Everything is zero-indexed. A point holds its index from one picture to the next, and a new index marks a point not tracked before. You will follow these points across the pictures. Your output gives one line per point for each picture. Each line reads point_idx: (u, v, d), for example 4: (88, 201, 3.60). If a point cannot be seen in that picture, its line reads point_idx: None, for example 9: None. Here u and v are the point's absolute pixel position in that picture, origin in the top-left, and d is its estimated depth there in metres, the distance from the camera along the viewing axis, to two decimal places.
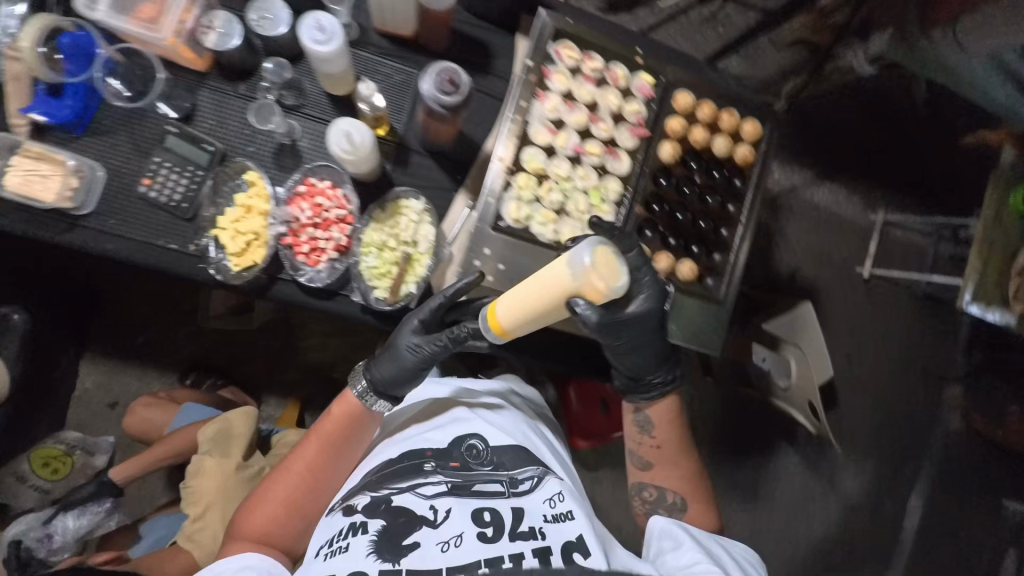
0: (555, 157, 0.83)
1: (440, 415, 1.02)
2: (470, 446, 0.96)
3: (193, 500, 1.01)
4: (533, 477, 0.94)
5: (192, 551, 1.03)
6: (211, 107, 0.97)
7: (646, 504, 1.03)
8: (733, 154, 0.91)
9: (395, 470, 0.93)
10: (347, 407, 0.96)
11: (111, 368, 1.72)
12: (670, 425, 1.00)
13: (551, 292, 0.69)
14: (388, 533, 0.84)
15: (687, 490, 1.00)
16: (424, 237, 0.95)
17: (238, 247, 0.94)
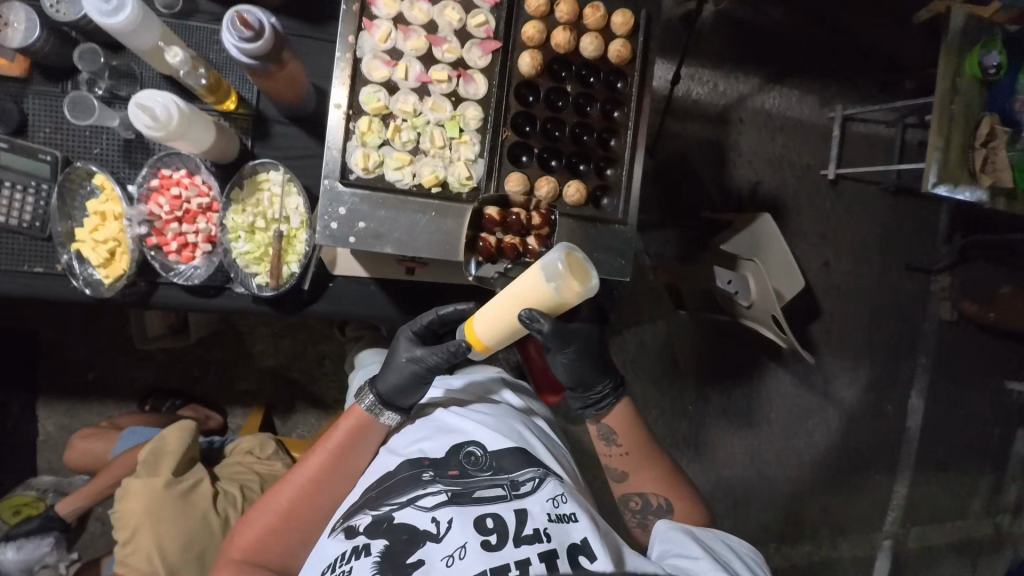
0: (399, 92, 0.75)
1: (430, 421, 0.88)
2: (467, 452, 0.82)
3: (120, 523, 1.01)
4: (534, 479, 0.80)
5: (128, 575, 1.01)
6: (41, 112, 0.88)
7: (633, 517, 0.93)
8: (606, 54, 0.81)
9: (393, 483, 0.80)
10: (357, 416, 0.88)
11: (67, 410, 1.67)
12: (634, 432, 0.90)
13: (523, 299, 0.66)
14: (391, 554, 0.73)
15: (667, 490, 0.90)
16: (294, 210, 0.88)
17: (102, 257, 0.87)
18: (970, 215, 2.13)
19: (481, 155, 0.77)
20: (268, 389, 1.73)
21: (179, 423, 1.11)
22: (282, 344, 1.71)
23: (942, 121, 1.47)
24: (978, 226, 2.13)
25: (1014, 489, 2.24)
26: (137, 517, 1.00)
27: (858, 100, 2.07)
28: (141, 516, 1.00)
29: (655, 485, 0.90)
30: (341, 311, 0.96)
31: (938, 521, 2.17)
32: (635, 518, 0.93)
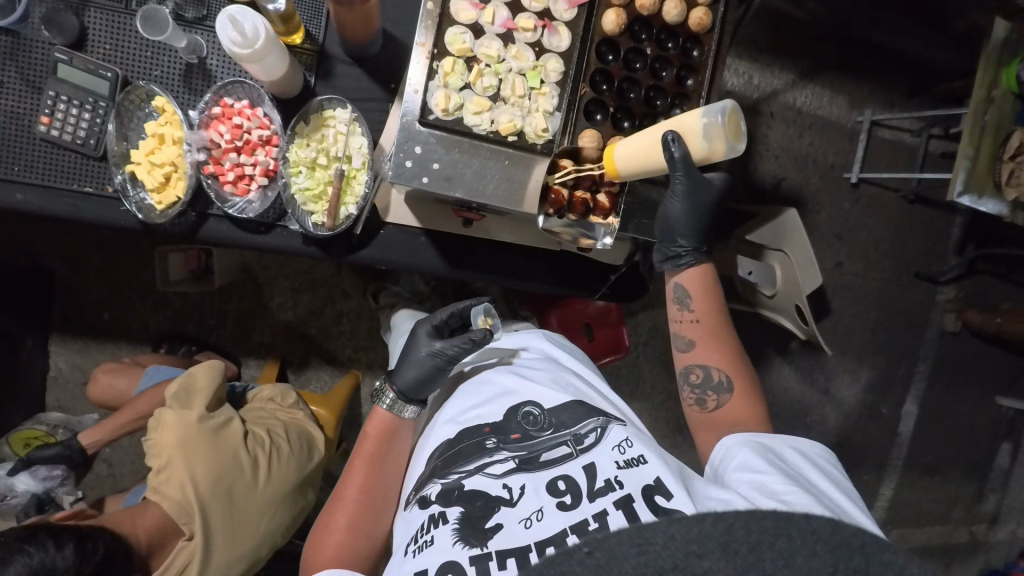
0: (483, 37, 0.75)
1: (486, 386, 0.91)
2: (525, 414, 0.84)
3: (154, 453, 1.03)
4: (596, 429, 0.82)
5: (160, 502, 1.02)
6: (102, 28, 0.86)
7: (690, 394, 0.89)
8: (687, 20, 0.80)
9: (458, 451, 0.82)
10: (381, 420, 0.94)
11: (79, 347, 1.65)
12: (708, 300, 0.91)
13: (678, 124, 0.70)
14: (469, 520, 0.75)
15: (730, 368, 0.88)
16: (356, 149, 0.87)
17: (156, 181, 0.85)
18: (981, 229, 2.18)
19: (558, 109, 0.77)
20: (283, 342, 1.72)
21: (204, 365, 1.12)
22: (301, 298, 1.71)
23: (974, 129, 1.49)
24: (989, 241, 2.18)
25: (993, 499, 2.32)
26: (169, 445, 1.02)
27: (887, 105, 2.09)
28: (174, 448, 1.02)
29: (721, 356, 0.89)
30: (388, 259, 0.96)
31: (919, 522, 2.25)
32: (693, 396, 0.89)
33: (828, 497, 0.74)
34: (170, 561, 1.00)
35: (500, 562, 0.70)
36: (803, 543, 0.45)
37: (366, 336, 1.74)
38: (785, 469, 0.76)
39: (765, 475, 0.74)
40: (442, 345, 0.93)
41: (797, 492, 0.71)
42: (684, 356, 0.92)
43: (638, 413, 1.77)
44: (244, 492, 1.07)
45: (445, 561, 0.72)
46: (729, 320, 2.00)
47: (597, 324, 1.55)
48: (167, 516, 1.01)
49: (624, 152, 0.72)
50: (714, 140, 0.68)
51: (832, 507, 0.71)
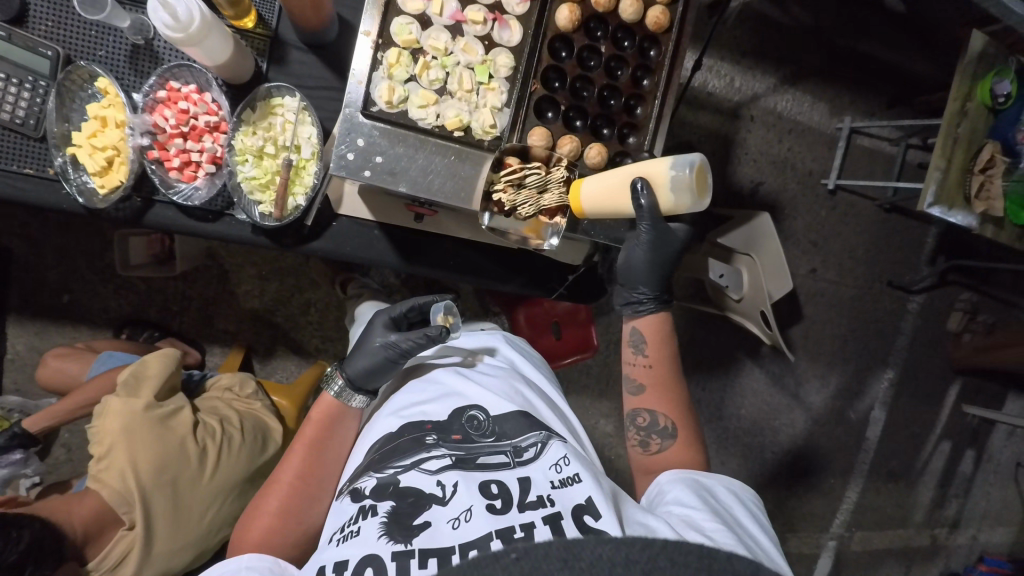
0: (431, 29, 0.73)
1: (434, 386, 0.91)
2: (470, 416, 0.85)
3: (97, 439, 1.02)
4: (537, 443, 0.83)
5: (99, 490, 1.02)
6: (43, 3, 0.83)
7: (635, 436, 0.92)
8: (644, 19, 0.79)
9: (398, 446, 0.82)
10: (326, 407, 0.93)
11: (39, 329, 1.62)
12: (665, 347, 0.94)
13: (644, 170, 0.71)
14: (397, 515, 0.74)
15: (676, 416, 0.92)
16: (306, 138, 0.85)
17: (98, 165, 0.83)
18: (953, 240, 2.20)
19: (508, 105, 0.76)
20: (249, 332, 1.70)
21: (159, 353, 1.12)
22: (269, 287, 1.69)
23: (947, 141, 1.49)
24: (960, 252, 2.21)
25: (954, 505, 2.36)
26: (112, 431, 1.02)
27: (867, 114, 2.09)
28: (117, 435, 1.02)
29: (667, 404, 0.92)
30: (341, 251, 0.95)
31: (881, 527, 2.29)
32: (637, 438, 0.92)
33: (751, 536, 0.77)
34: (107, 551, 1.02)
35: (421, 561, 0.70)
36: None
37: (335, 327, 1.73)
38: (715, 507, 0.80)
39: (694, 510, 0.77)
40: (398, 338, 0.92)
41: (721, 529, 0.75)
42: (634, 399, 0.94)
43: (605, 412, 1.78)
44: (190, 485, 1.06)
45: (366, 554, 0.71)
46: (700, 322, 2.02)
47: (566, 323, 1.54)
48: (106, 504, 1.01)
49: (591, 191, 0.73)
50: (681, 194, 0.70)
51: (751, 546, 0.75)
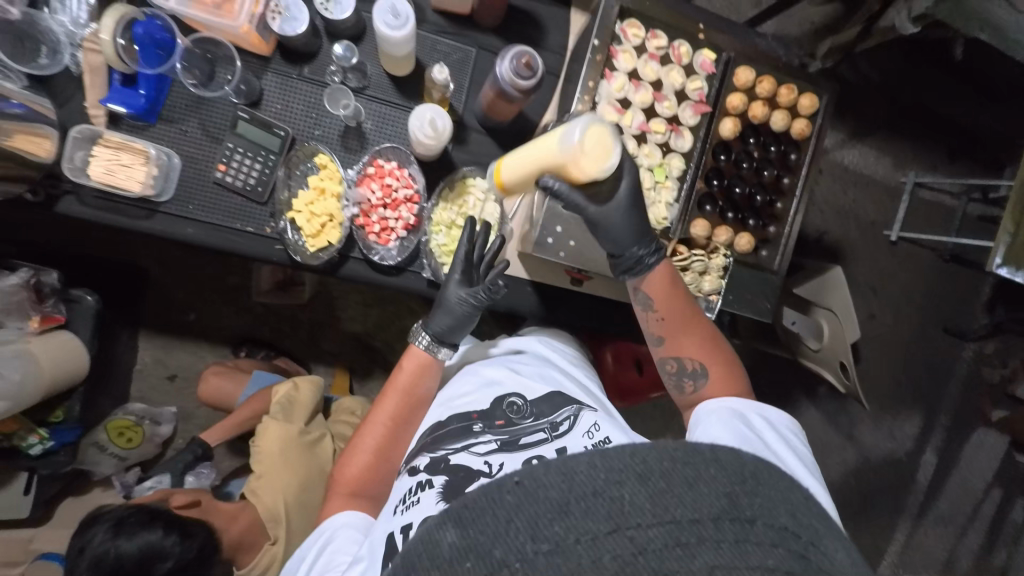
0: (622, 136, 0.89)
1: (476, 377, 0.99)
2: (510, 402, 0.91)
3: (260, 460, 1.17)
4: (571, 416, 0.88)
5: (255, 505, 1.14)
6: (276, 90, 0.99)
7: (671, 381, 0.89)
8: (789, 129, 0.97)
9: (447, 432, 0.89)
10: (417, 359, 0.97)
11: (165, 344, 1.76)
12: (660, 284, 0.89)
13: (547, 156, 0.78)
14: (452, 490, 0.80)
15: (706, 357, 0.87)
16: (490, 214, 1.00)
17: (314, 229, 0.98)
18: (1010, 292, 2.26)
19: (677, 200, 0.92)
20: (350, 354, 1.84)
21: (304, 378, 1.28)
22: (371, 313, 1.83)
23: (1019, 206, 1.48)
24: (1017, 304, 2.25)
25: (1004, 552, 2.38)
26: (272, 454, 1.17)
27: (930, 168, 2.16)
28: (275, 453, 1.18)
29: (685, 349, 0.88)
30: (499, 303, 1.08)
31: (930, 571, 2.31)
32: (672, 385, 0.89)
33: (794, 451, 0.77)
34: (256, 561, 1.12)
35: None
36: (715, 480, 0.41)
37: None
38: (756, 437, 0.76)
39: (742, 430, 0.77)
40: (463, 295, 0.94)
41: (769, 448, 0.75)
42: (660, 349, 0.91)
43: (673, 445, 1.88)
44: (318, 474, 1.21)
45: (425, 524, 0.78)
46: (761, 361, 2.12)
47: (649, 362, 1.65)
48: (258, 518, 1.13)
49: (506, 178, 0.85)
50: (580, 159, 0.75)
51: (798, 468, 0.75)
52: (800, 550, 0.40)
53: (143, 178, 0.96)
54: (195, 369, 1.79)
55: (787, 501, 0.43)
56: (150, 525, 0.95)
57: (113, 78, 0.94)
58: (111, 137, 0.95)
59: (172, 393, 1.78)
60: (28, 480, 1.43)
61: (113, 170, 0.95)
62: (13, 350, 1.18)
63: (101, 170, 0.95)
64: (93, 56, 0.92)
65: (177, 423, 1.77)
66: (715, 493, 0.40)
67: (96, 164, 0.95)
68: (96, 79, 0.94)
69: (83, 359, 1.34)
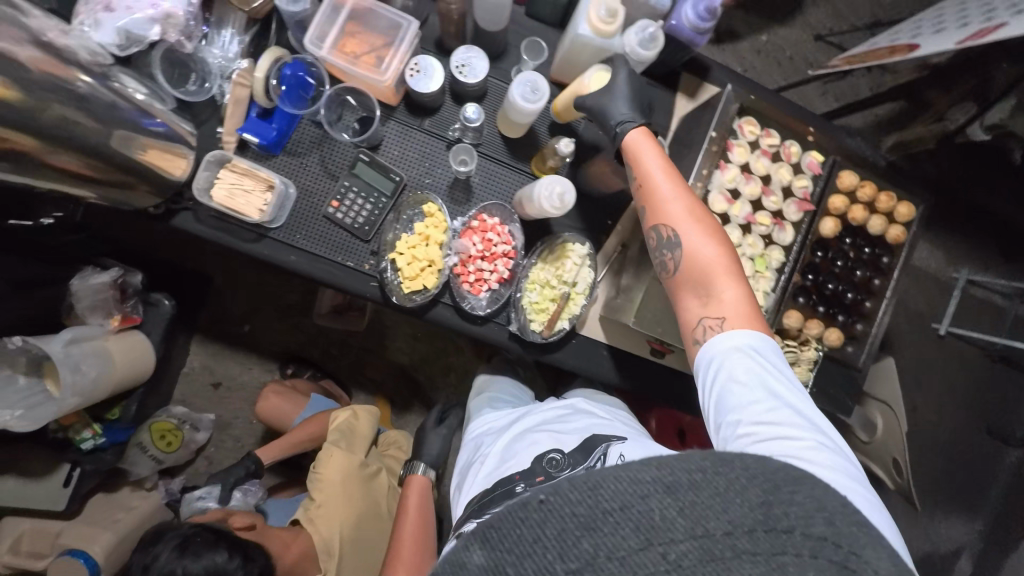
0: (728, 224, 0.92)
1: (517, 443, 0.99)
2: (549, 458, 0.91)
3: (319, 485, 1.18)
4: (602, 455, 0.89)
5: (312, 534, 1.14)
6: (396, 137, 1.04)
7: (658, 260, 0.84)
8: (884, 232, 1.00)
9: (494, 497, 0.90)
10: (417, 485, 1.26)
11: (216, 351, 1.78)
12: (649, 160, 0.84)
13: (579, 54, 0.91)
14: None
15: (688, 224, 0.81)
16: (583, 278, 1.03)
17: (413, 272, 1.01)
18: None
19: (773, 291, 0.94)
20: (392, 384, 1.85)
21: (363, 408, 1.30)
22: (418, 346, 1.85)
23: None
24: None
25: None
26: (333, 481, 1.19)
27: (982, 266, 2.07)
28: (336, 482, 1.19)
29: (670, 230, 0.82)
30: (575, 364, 1.10)
31: None
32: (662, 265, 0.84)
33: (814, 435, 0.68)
34: None
35: None
36: (733, 489, 0.46)
37: (468, 393, 1.85)
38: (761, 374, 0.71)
39: (742, 392, 0.70)
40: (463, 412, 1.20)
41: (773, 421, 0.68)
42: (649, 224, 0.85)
43: None
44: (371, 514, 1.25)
45: None
46: None
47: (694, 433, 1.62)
48: (313, 546, 1.13)
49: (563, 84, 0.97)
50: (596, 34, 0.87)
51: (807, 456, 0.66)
52: (843, 560, 0.45)
53: (259, 205, 0.99)
54: (240, 379, 1.80)
55: (821, 507, 0.47)
56: (215, 545, 0.96)
57: (250, 112, 0.99)
58: (237, 163, 0.99)
59: (214, 400, 1.79)
60: (69, 474, 1.37)
61: (233, 194, 0.99)
62: (95, 347, 1.21)
63: (223, 193, 0.99)
64: (239, 90, 0.96)
65: (214, 431, 1.77)
66: (747, 500, 0.46)
67: (219, 187, 0.99)
68: (236, 109, 0.97)
69: (148, 360, 1.36)
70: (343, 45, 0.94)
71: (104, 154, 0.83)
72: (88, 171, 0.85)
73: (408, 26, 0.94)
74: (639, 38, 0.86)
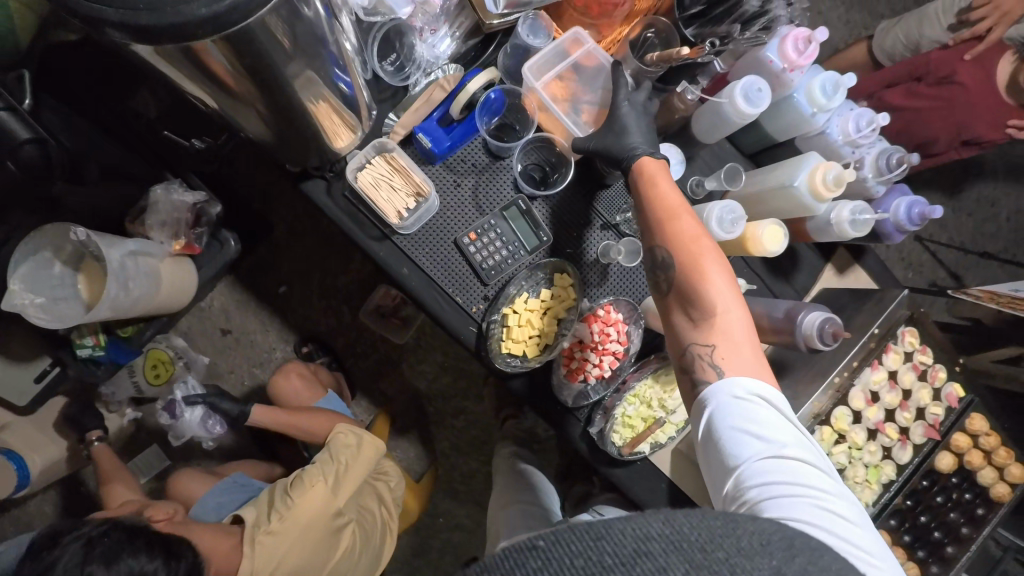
0: (858, 423, 0.88)
1: None
2: None
3: (290, 511, 1.15)
4: None
5: (251, 558, 1.11)
6: (558, 196, 0.99)
7: (676, 324, 0.75)
8: (988, 484, 0.96)
9: None
10: None
11: (242, 299, 1.67)
12: (663, 179, 0.79)
13: (782, 197, 0.88)
14: None
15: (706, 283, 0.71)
16: (682, 410, 0.99)
17: (520, 336, 0.96)
18: None
19: (873, 505, 0.90)
20: (400, 403, 1.75)
21: (370, 445, 1.27)
22: (442, 376, 1.76)
23: None
24: None
25: None
26: (308, 512, 1.16)
27: None
28: (301, 522, 1.16)
29: (698, 273, 0.72)
30: (633, 487, 1.03)
31: None
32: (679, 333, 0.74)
33: (838, 485, 0.65)
34: None
35: None
36: (743, 554, 0.44)
37: (469, 439, 1.77)
38: (769, 429, 0.65)
39: (760, 443, 0.64)
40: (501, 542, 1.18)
41: (798, 469, 0.63)
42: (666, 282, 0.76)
43: None
44: (321, 561, 1.19)
45: None
46: None
47: None
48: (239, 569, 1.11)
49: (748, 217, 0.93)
50: (811, 181, 0.83)
51: (852, 518, 0.60)
52: None
53: (400, 207, 0.94)
54: (253, 337, 1.68)
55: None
56: (149, 552, 0.91)
57: (432, 114, 0.94)
58: (397, 158, 0.94)
59: (217, 349, 1.66)
60: (46, 370, 1.27)
61: (378, 186, 0.93)
62: (149, 266, 1.08)
63: (369, 179, 0.93)
64: (435, 92, 0.92)
65: (202, 380, 1.63)
66: (757, 570, 0.43)
67: (368, 172, 0.93)
68: (422, 107, 0.92)
69: (189, 293, 1.24)
70: (552, 86, 0.90)
71: (278, 86, 0.68)
72: (228, 79, 0.66)
73: (618, 90, 0.85)
74: (853, 216, 0.85)
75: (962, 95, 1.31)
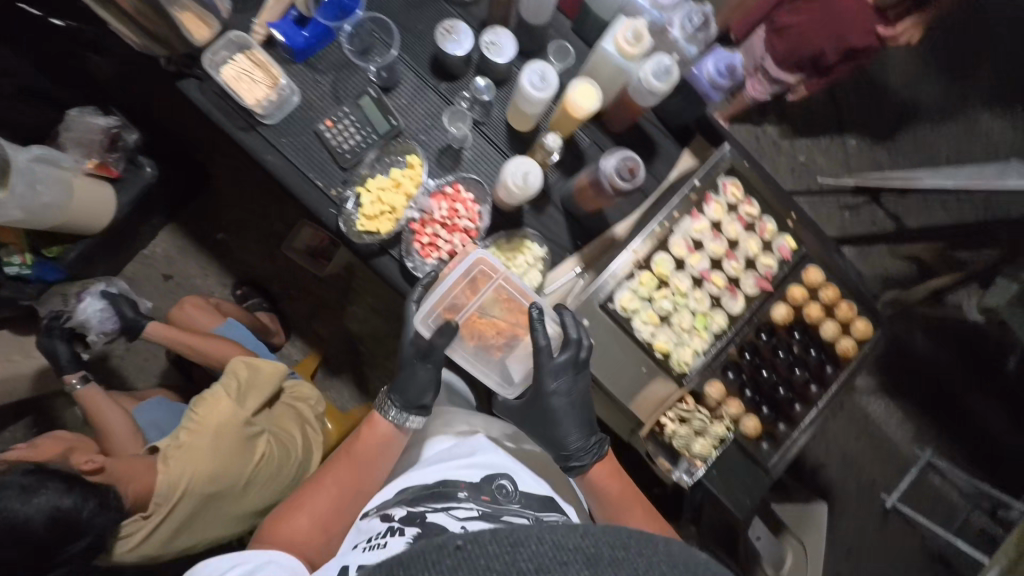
0: (681, 271, 0.92)
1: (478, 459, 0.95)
2: (500, 485, 0.89)
3: (193, 422, 1.04)
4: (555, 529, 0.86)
5: (158, 473, 1.00)
6: (410, 88, 1.08)
7: None
8: (836, 343, 0.97)
9: (432, 492, 0.86)
10: None
11: (183, 246, 1.78)
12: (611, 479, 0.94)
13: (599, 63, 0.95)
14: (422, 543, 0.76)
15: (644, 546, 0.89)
16: (528, 280, 1.02)
17: (372, 211, 1.01)
18: None
19: (705, 354, 0.92)
20: (332, 345, 1.82)
21: (272, 363, 1.17)
22: (371, 319, 1.82)
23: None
24: None
25: None
26: (209, 422, 1.04)
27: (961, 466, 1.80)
28: (208, 430, 1.04)
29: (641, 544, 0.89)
30: None
31: None
32: None
33: None
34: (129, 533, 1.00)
35: None
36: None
37: None
38: None
39: None
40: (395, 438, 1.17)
41: None
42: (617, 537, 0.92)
43: None
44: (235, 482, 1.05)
45: None
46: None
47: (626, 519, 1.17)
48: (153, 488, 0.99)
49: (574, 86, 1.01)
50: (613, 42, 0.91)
51: None
52: None
53: (260, 98, 1.03)
54: (195, 282, 1.78)
55: None
56: (65, 489, 0.89)
57: (288, 13, 1.05)
58: (256, 54, 1.03)
59: (160, 294, 1.77)
60: None
61: (240, 78, 1.02)
62: (58, 175, 1.20)
63: (232, 74, 1.02)
64: None
65: None
66: None
67: (232, 68, 1.02)
68: (277, 6, 1.04)
69: (108, 214, 1.36)
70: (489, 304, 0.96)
71: None
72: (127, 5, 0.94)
73: (541, 355, 0.87)
74: (655, 70, 0.90)
75: (833, 9, 1.34)
